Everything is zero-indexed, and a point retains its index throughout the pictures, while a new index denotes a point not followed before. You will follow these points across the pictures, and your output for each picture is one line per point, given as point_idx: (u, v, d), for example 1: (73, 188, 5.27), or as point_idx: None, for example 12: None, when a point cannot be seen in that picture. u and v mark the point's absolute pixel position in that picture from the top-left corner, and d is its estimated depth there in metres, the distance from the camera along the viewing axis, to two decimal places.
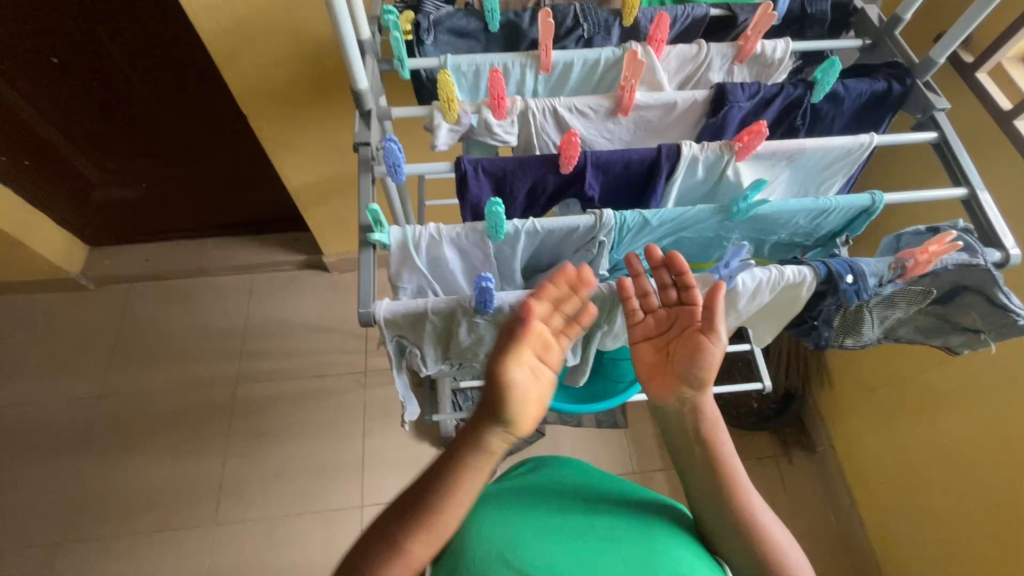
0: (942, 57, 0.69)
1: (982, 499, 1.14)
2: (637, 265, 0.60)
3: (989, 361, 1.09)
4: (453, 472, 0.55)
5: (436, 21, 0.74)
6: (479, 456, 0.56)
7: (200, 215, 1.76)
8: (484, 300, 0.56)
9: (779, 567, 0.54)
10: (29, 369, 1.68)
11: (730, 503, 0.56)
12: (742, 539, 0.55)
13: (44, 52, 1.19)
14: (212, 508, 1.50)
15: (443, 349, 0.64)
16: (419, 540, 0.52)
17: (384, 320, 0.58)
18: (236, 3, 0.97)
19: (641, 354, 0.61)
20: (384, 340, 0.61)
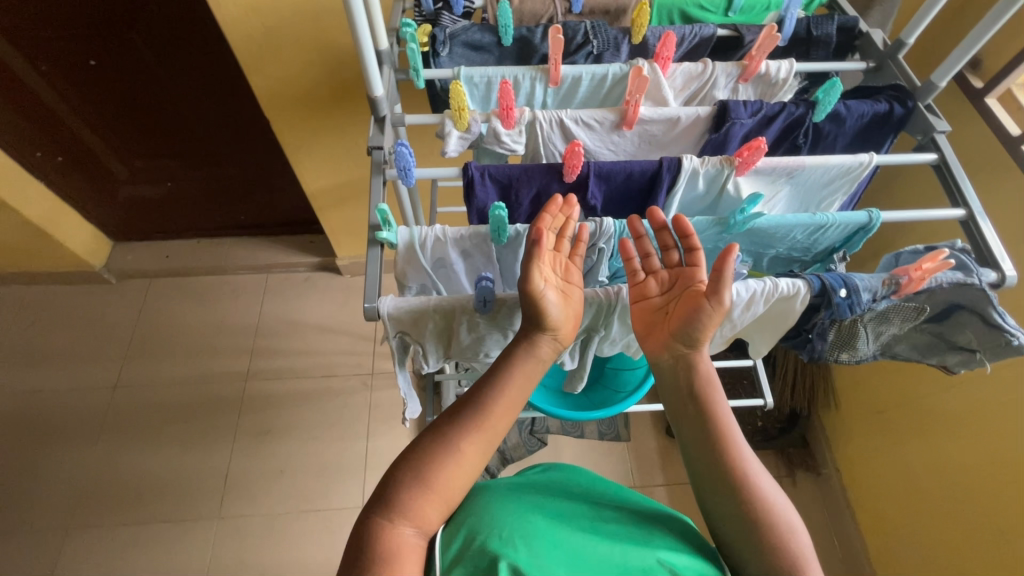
0: (943, 80, 0.71)
1: (987, 530, 1.11)
2: (640, 228, 0.62)
3: (997, 387, 1.08)
4: (502, 379, 0.58)
5: (452, 34, 0.78)
6: (529, 362, 0.58)
7: (221, 215, 1.81)
8: (485, 294, 0.58)
9: (772, 530, 0.52)
10: (48, 357, 1.73)
11: (723, 461, 0.56)
12: (734, 498, 0.54)
13: (82, 56, 1.25)
14: (216, 500, 1.53)
15: (444, 348, 0.66)
16: (473, 438, 0.55)
17: (388, 315, 0.60)
18: (264, 13, 1.02)
19: (637, 313, 0.62)
20: (387, 336, 0.63)
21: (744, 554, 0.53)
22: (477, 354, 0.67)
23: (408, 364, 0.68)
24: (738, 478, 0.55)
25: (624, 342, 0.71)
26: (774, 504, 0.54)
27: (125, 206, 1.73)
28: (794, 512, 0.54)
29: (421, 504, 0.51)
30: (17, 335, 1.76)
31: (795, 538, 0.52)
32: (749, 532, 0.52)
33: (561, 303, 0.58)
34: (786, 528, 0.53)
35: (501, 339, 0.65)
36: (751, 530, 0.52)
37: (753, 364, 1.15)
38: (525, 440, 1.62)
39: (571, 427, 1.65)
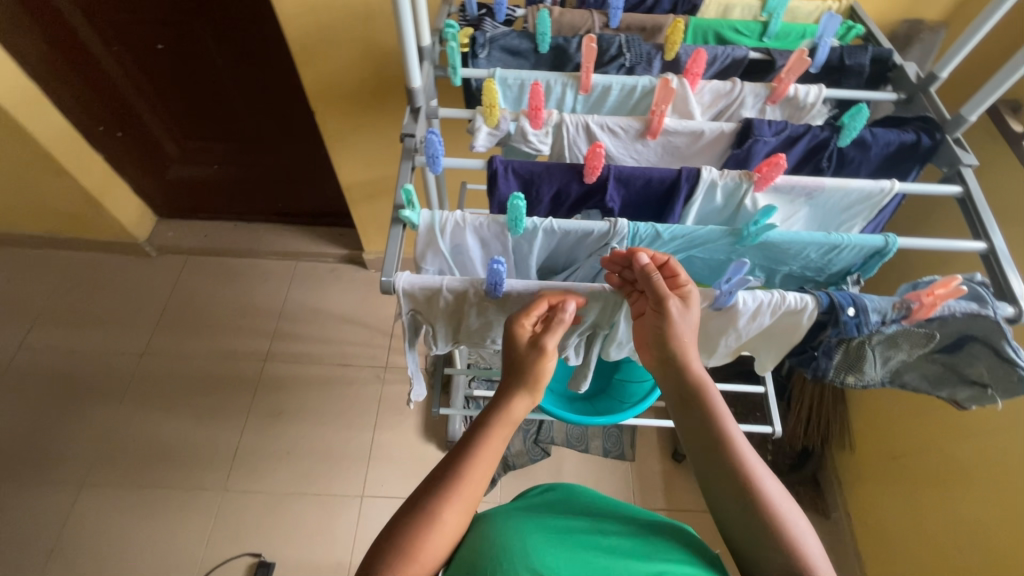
0: (973, 115, 0.71)
1: None
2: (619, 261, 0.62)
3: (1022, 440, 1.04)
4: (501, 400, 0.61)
5: (492, 39, 0.82)
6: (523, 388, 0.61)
7: (260, 202, 1.90)
8: (495, 283, 0.60)
9: (776, 528, 0.52)
10: (86, 320, 1.82)
11: (722, 462, 0.56)
12: (739, 501, 0.54)
13: (151, 40, 1.36)
14: (224, 474, 1.57)
15: (453, 331, 0.69)
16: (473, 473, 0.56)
17: (403, 291, 0.62)
18: (321, 12, 1.09)
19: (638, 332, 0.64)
20: (400, 312, 0.66)
21: (752, 552, 0.53)
22: (483, 340, 0.70)
23: (418, 344, 0.71)
24: (740, 482, 0.55)
25: (630, 345, 0.72)
26: (781, 506, 0.53)
27: (173, 185, 1.83)
28: (802, 512, 0.54)
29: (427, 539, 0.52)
30: (60, 297, 1.86)
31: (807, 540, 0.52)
32: (758, 536, 0.52)
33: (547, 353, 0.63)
34: (798, 531, 0.52)
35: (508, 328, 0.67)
36: (759, 533, 0.52)
37: (765, 391, 1.14)
38: (529, 449, 1.62)
39: (576, 441, 1.64)
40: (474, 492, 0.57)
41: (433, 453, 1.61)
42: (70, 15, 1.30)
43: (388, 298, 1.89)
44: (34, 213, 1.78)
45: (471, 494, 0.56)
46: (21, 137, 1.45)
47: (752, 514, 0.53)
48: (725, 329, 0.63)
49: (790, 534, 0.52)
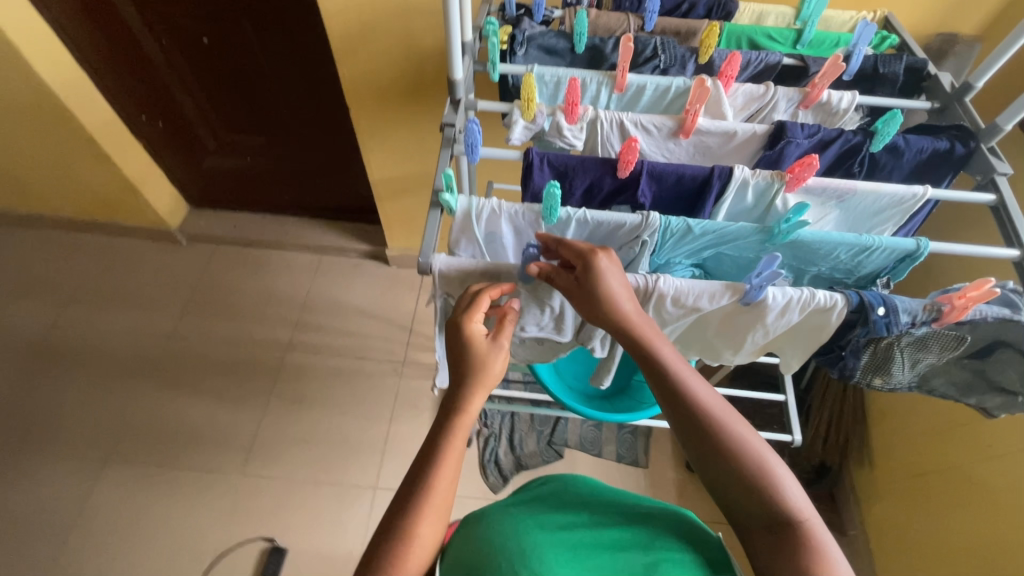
0: (1010, 123, 0.70)
1: None
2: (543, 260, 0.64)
3: None
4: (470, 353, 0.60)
5: (530, 37, 0.84)
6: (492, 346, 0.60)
7: (289, 195, 1.95)
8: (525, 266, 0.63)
9: (748, 468, 0.51)
10: (116, 302, 1.88)
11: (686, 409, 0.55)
12: (710, 456, 0.52)
13: (198, 34, 1.41)
14: (242, 458, 1.60)
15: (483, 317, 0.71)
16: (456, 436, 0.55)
17: (439, 272, 0.65)
18: (363, 9, 1.13)
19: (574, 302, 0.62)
20: (434, 294, 0.68)
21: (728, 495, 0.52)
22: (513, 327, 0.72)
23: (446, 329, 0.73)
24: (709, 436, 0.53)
25: None
26: (750, 448, 0.52)
27: (207, 175, 1.89)
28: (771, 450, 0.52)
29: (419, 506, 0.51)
30: (93, 279, 1.92)
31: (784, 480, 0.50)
32: (731, 483, 0.51)
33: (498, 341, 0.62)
34: (773, 472, 0.51)
35: (539, 316, 0.70)
36: (733, 483, 0.51)
37: (785, 399, 1.14)
38: (542, 450, 1.63)
39: (589, 444, 1.64)
40: (446, 487, 0.53)
41: None
42: (124, 8, 1.36)
43: (409, 294, 1.92)
44: (73, 197, 1.85)
45: (444, 493, 0.53)
46: (69, 122, 1.51)
47: (725, 466, 0.51)
48: (753, 324, 0.64)
49: (765, 479, 0.50)
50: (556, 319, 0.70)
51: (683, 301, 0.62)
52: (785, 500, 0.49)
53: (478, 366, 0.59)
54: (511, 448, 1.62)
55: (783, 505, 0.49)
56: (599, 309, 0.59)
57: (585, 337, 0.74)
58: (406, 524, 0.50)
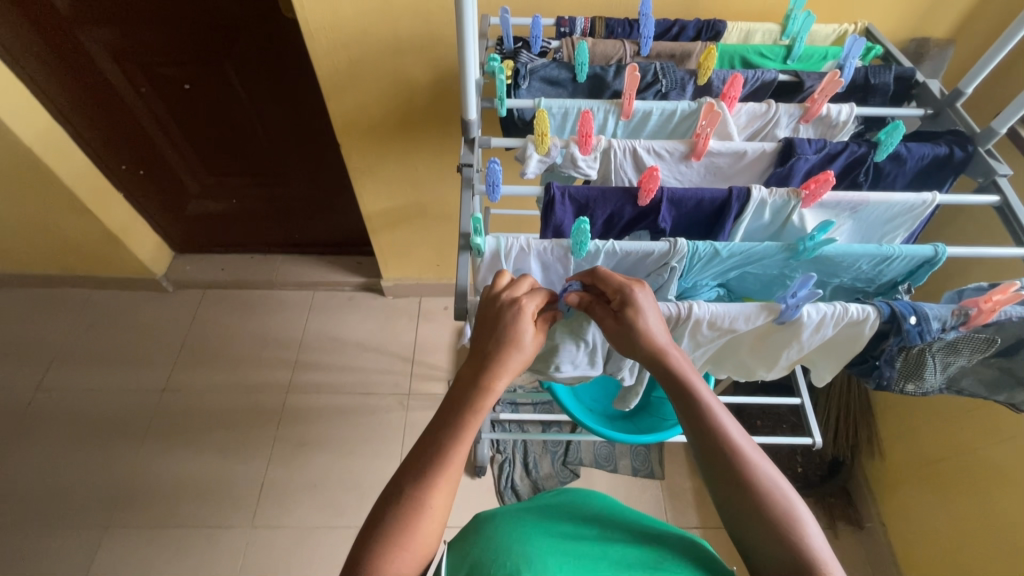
0: (1004, 127, 0.74)
1: None
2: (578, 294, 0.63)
3: None
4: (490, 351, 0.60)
5: (532, 70, 0.85)
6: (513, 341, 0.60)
7: (277, 233, 1.91)
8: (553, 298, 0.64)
9: (773, 509, 0.51)
10: (103, 358, 1.81)
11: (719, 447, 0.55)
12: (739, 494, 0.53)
13: (179, 80, 1.39)
14: (250, 510, 1.54)
15: None
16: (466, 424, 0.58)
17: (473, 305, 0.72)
18: (352, 48, 1.13)
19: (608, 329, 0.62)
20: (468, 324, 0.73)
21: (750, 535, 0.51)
22: (547, 366, 0.72)
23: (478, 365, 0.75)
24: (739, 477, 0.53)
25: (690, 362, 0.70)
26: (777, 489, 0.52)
27: (191, 220, 1.85)
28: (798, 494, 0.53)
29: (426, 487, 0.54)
30: (77, 335, 1.85)
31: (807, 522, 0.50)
32: (754, 523, 0.51)
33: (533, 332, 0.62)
34: (797, 515, 0.51)
35: (573, 353, 0.70)
36: (759, 523, 0.51)
37: (800, 403, 1.14)
38: (558, 471, 1.61)
39: (604, 461, 1.63)
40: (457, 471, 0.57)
41: (461, 480, 1.59)
42: (101, 60, 1.34)
43: (407, 324, 1.89)
44: (52, 253, 1.79)
45: (454, 475, 0.56)
46: (47, 179, 1.46)
47: (753, 507, 0.52)
48: (788, 341, 0.65)
49: (790, 521, 0.50)
50: (589, 352, 0.71)
51: (719, 324, 0.63)
52: (809, 542, 0.49)
53: (511, 347, 0.60)
54: (526, 472, 1.60)
55: (807, 551, 0.49)
56: (635, 342, 0.60)
57: (614, 369, 0.74)
58: (419, 495, 0.54)
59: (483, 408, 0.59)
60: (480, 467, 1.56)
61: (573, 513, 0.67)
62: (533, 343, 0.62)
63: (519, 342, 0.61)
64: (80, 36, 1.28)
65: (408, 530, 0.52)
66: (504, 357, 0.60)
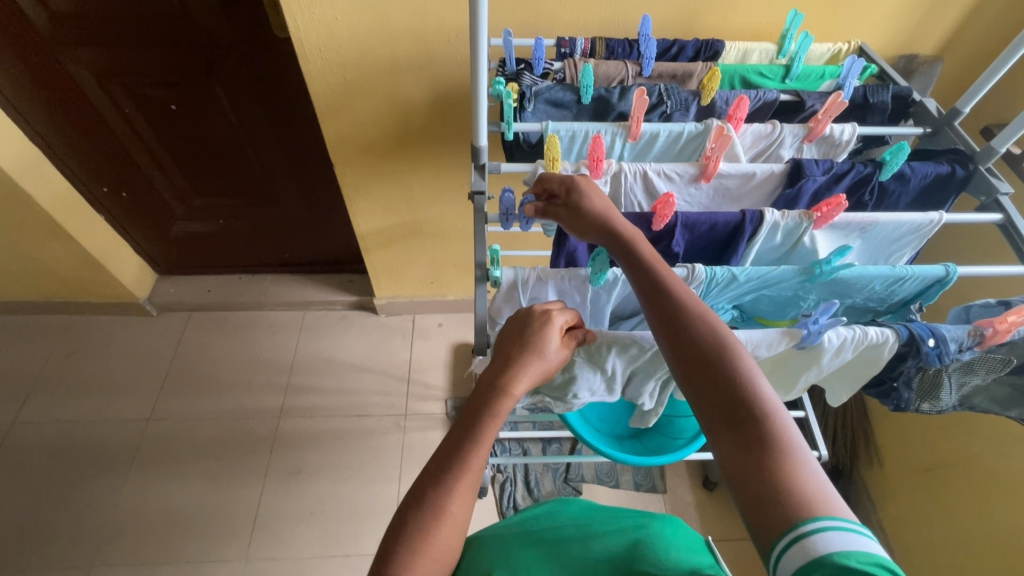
0: (1004, 146, 0.76)
1: None
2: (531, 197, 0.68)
3: None
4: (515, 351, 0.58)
5: (537, 92, 0.84)
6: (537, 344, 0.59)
7: (265, 253, 1.87)
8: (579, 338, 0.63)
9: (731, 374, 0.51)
10: (84, 387, 1.74)
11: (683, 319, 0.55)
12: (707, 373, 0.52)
13: (165, 101, 1.36)
14: (244, 542, 1.49)
15: (536, 392, 0.71)
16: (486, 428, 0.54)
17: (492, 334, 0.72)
18: (347, 69, 1.11)
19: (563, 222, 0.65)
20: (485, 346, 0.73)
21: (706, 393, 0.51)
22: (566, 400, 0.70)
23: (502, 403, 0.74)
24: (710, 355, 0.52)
25: None
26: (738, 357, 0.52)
27: (176, 241, 1.79)
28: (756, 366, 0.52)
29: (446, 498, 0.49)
30: (55, 364, 1.78)
31: (773, 402, 0.49)
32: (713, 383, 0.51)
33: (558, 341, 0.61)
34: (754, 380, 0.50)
35: (591, 380, 0.68)
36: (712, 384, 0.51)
37: (804, 416, 1.15)
38: (560, 488, 1.59)
39: (606, 476, 1.62)
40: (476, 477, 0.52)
41: None
42: (83, 81, 1.30)
43: (402, 343, 1.86)
44: (30, 279, 1.72)
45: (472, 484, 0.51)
46: (24, 204, 1.41)
47: (720, 385, 0.51)
48: (808, 365, 0.65)
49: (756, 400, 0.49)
50: (608, 380, 0.69)
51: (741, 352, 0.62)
52: (770, 417, 0.48)
53: (530, 351, 0.58)
54: (529, 491, 1.58)
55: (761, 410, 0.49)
56: (597, 224, 0.63)
57: (633, 394, 0.72)
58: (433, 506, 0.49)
59: (501, 413, 0.55)
60: (481, 487, 1.53)
61: (565, 514, 0.72)
62: (557, 353, 0.60)
63: (542, 348, 0.59)
64: (60, 57, 1.24)
65: (423, 543, 0.47)
66: (522, 362, 0.58)
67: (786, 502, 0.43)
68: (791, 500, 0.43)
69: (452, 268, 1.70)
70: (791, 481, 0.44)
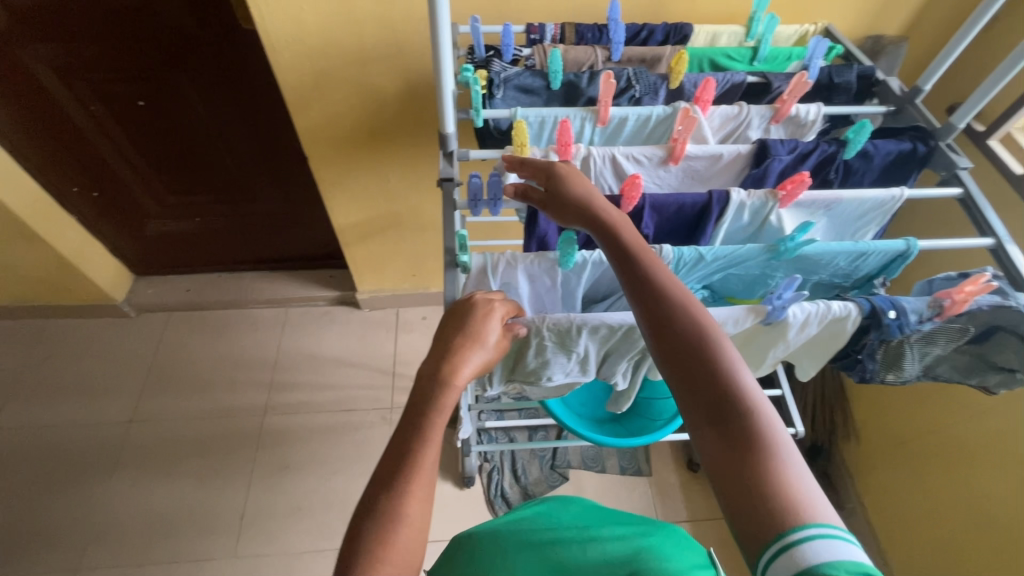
0: (963, 122, 0.78)
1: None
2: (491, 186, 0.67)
3: (1006, 416, 1.10)
4: (451, 336, 0.58)
5: (506, 79, 0.84)
6: (474, 330, 0.59)
7: (244, 250, 1.85)
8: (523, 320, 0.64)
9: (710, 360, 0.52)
10: (63, 391, 1.72)
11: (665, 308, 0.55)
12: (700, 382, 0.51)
13: (132, 97, 1.33)
14: (232, 539, 1.49)
15: (510, 370, 0.72)
16: (436, 424, 0.54)
17: None
18: (316, 59, 1.09)
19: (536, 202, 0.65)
20: None
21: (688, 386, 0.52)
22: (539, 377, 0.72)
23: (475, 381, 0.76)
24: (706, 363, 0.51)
25: None
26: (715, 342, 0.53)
27: (151, 240, 1.77)
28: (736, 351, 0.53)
29: (401, 498, 0.50)
30: (32, 369, 1.75)
31: (761, 401, 0.49)
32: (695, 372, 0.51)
33: (499, 331, 0.61)
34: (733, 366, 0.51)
35: (563, 361, 0.69)
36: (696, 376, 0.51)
37: (780, 393, 1.16)
38: (546, 474, 1.61)
39: (592, 462, 1.64)
40: (430, 473, 0.52)
41: (450, 492, 1.56)
42: (46, 79, 1.27)
43: (386, 336, 1.85)
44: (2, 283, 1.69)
45: (429, 480, 0.51)
46: None
47: (704, 378, 0.51)
48: (775, 341, 0.66)
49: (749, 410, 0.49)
50: (581, 362, 0.70)
51: None
52: (751, 406, 0.49)
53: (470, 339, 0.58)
54: (516, 479, 1.59)
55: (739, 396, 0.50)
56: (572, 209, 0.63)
57: (607, 374, 0.74)
58: (391, 507, 0.49)
59: (445, 406, 0.55)
60: (468, 476, 1.54)
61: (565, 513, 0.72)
62: (496, 342, 0.60)
63: (481, 333, 0.59)
64: (20, 54, 1.21)
65: (387, 542, 0.48)
66: (462, 349, 0.57)
67: (764, 495, 0.45)
68: (773, 495, 0.44)
69: (434, 259, 1.69)
70: (772, 478, 0.45)
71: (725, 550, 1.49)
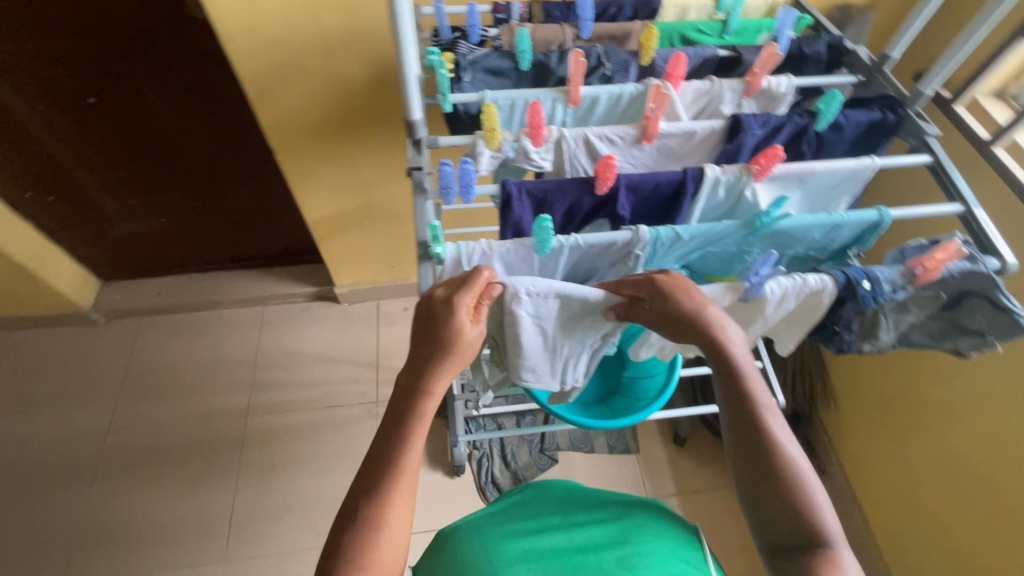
0: (930, 89, 0.78)
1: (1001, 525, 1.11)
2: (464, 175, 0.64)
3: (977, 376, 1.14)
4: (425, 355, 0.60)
5: (473, 61, 0.81)
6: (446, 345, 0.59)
7: (214, 248, 1.79)
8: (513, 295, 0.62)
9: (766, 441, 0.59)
10: (34, 403, 1.66)
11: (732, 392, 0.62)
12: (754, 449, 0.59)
13: (82, 94, 1.27)
14: (222, 543, 1.47)
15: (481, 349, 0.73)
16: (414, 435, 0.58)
17: None
18: (275, 47, 1.05)
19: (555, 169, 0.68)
20: None
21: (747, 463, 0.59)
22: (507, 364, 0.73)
23: None
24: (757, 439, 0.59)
25: (661, 345, 0.72)
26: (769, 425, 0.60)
27: (116, 243, 1.70)
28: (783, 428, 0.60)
29: (384, 508, 0.54)
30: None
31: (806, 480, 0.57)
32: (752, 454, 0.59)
33: (473, 323, 0.60)
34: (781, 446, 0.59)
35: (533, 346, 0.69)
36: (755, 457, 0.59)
37: (761, 366, 1.17)
38: (536, 458, 1.62)
39: (581, 443, 1.65)
40: (412, 483, 0.57)
41: (441, 482, 1.56)
42: None
43: (368, 330, 1.83)
44: None
45: (409, 488, 0.56)
46: None
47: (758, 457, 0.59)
48: (754, 316, 0.66)
49: (799, 486, 0.56)
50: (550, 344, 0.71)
51: None
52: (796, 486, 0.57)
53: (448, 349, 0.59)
54: (506, 465, 1.59)
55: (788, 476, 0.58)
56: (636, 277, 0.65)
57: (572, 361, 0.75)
58: (375, 511, 0.54)
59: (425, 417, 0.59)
60: (458, 465, 1.54)
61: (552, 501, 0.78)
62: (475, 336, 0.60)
63: (458, 340, 0.59)
64: None
65: (370, 549, 0.53)
66: (436, 361, 0.59)
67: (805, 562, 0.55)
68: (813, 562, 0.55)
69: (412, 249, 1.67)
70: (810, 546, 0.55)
71: (714, 520, 1.53)
